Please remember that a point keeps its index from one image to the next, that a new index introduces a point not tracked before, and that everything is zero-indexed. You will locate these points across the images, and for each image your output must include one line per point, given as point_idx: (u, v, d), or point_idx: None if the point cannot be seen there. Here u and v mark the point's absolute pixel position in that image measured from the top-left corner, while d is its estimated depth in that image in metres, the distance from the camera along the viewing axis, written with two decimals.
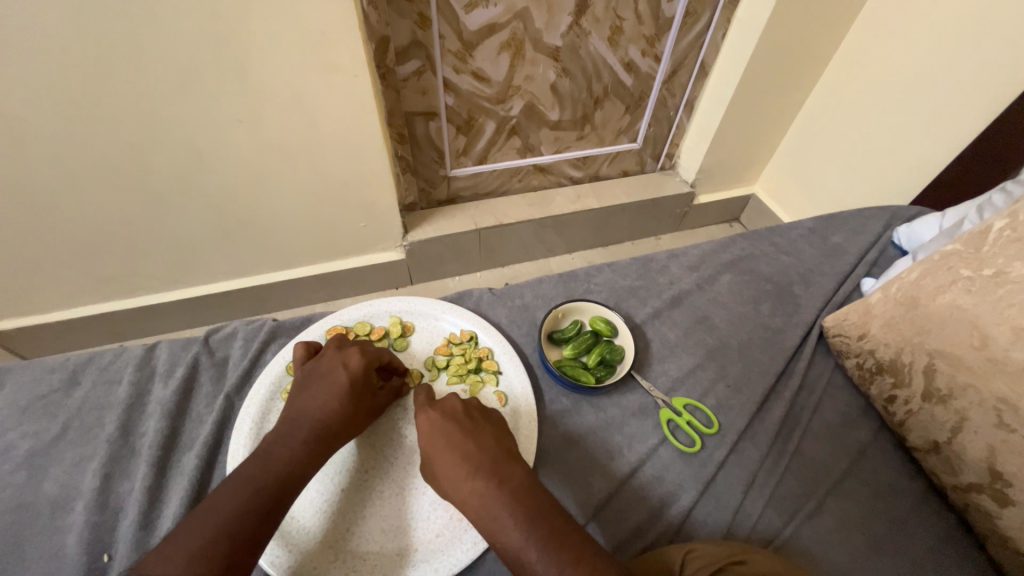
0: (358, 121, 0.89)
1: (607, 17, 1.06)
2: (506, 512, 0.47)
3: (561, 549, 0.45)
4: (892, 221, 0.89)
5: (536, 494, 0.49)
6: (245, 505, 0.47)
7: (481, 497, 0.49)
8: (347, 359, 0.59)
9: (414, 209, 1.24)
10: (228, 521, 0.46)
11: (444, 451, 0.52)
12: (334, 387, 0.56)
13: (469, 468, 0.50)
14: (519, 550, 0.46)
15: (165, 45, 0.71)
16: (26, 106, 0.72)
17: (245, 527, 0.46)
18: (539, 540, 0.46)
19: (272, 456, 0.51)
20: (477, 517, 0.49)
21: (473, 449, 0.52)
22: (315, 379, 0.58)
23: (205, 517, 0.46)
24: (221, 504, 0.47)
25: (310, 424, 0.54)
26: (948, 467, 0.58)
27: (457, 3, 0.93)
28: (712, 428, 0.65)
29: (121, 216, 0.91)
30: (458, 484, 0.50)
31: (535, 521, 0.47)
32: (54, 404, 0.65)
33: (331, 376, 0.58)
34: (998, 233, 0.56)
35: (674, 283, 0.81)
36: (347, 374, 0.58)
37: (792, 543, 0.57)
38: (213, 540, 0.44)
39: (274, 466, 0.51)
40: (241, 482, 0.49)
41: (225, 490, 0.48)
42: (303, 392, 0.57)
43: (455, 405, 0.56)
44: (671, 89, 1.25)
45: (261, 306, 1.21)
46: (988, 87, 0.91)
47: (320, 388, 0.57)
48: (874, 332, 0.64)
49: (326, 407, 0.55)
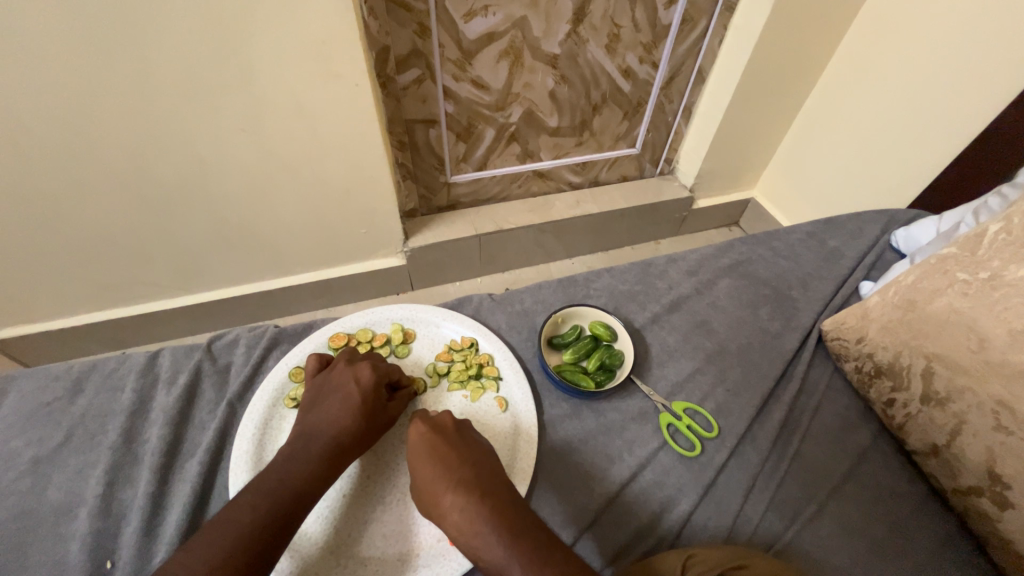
0: (358, 129, 0.90)
1: (604, 25, 1.07)
2: (488, 528, 0.48)
3: (547, 567, 0.45)
4: (890, 224, 0.90)
5: (520, 511, 0.50)
6: (265, 516, 0.49)
7: (461, 511, 0.49)
8: (358, 374, 0.60)
9: (414, 215, 1.25)
10: (248, 531, 0.47)
11: (425, 464, 0.52)
12: (347, 402, 0.57)
13: (451, 480, 0.51)
14: (501, 565, 0.46)
15: (170, 57, 0.72)
16: (32, 115, 0.73)
17: (258, 540, 0.47)
18: (522, 558, 0.46)
19: (286, 468, 0.52)
20: (458, 532, 0.49)
21: (455, 462, 0.52)
22: (328, 393, 0.59)
23: (227, 526, 0.47)
24: (238, 515, 0.48)
25: (324, 440, 0.55)
26: (947, 470, 0.58)
27: (456, 12, 0.94)
28: (712, 431, 0.65)
29: (123, 224, 0.92)
30: (439, 497, 0.50)
31: (519, 538, 0.47)
32: (57, 412, 0.65)
33: (344, 391, 0.58)
34: (994, 236, 0.56)
35: (673, 287, 0.82)
36: (359, 389, 0.58)
37: (793, 548, 0.57)
38: (229, 553, 0.46)
39: (291, 479, 0.52)
40: (260, 493, 0.50)
41: (240, 503, 0.50)
42: (316, 407, 0.58)
43: (447, 421, 0.56)
44: (669, 94, 1.26)
45: (262, 312, 1.21)
46: (983, 90, 0.92)
47: (334, 403, 0.57)
48: (873, 335, 0.65)
49: (339, 422, 0.56)
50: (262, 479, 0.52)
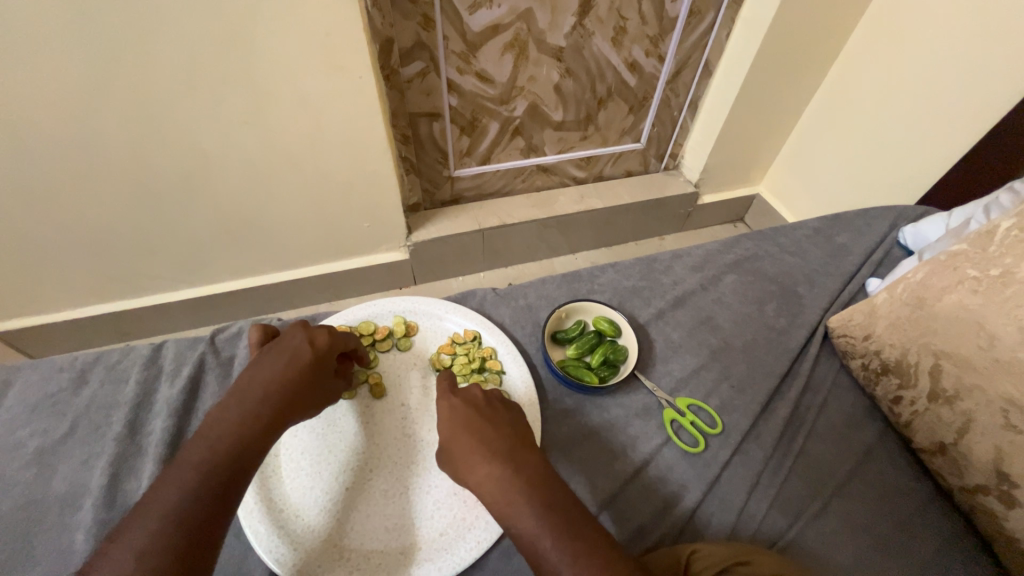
0: (362, 121, 0.90)
1: (610, 17, 1.06)
2: (520, 498, 0.47)
3: (576, 540, 0.45)
4: (898, 221, 0.89)
5: (552, 483, 0.49)
6: (193, 489, 0.45)
7: (496, 481, 0.49)
8: (313, 335, 0.57)
9: (417, 209, 1.24)
10: (172, 508, 0.44)
11: (461, 437, 0.52)
12: (294, 361, 0.54)
13: (487, 451, 0.50)
14: (532, 536, 0.46)
15: (171, 48, 0.72)
16: (31, 105, 0.73)
17: (188, 516, 0.44)
18: (552, 529, 0.45)
19: (215, 435, 0.49)
20: (492, 501, 0.48)
21: (491, 434, 0.52)
22: (274, 350, 0.55)
23: (151, 506, 0.44)
24: (163, 496, 0.45)
25: (262, 395, 0.51)
26: (954, 468, 0.57)
27: (461, 4, 0.93)
28: (716, 428, 0.65)
29: (124, 216, 0.92)
30: (475, 467, 0.50)
31: (549, 509, 0.46)
32: (62, 403, 0.65)
33: (293, 349, 0.55)
34: (1005, 234, 0.56)
35: (678, 283, 0.81)
36: (312, 350, 0.55)
37: (797, 545, 0.57)
38: (159, 533, 0.43)
39: (222, 448, 0.48)
40: (187, 467, 0.46)
41: (169, 480, 0.46)
42: (258, 362, 0.54)
43: (477, 395, 0.56)
44: (675, 88, 1.24)
45: (266, 305, 1.21)
46: (996, 86, 0.91)
47: (277, 360, 0.54)
48: (880, 332, 0.64)
49: (281, 379, 0.52)
50: (191, 450, 0.48)
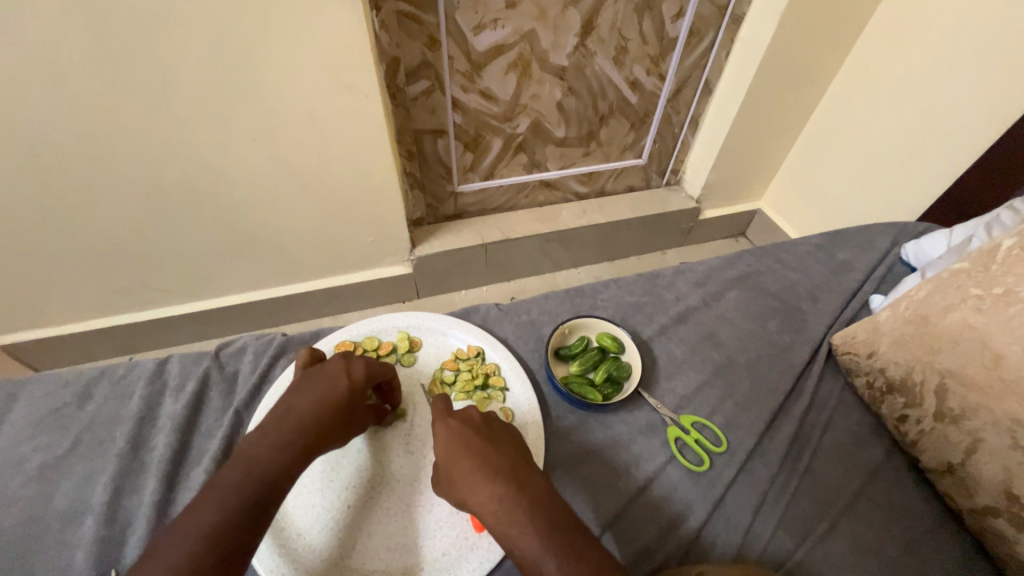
0: (368, 139, 0.91)
1: (612, 38, 1.08)
2: (524, 519, 0.47)
3: (581, 561, 0.45)
4: (899, 237, 0.89)
5: (554, 503, 0.49)
6: (231, 511, 0.46)
7: (500, 501, 0.48)
8: (352, 366, 0.56)
9: (421, 224, 1.25)
10: (209, 529, 0.44)
11: (460, 458, 0.51)
12: (331, 393, 0.53)
13: (489, 471, 0.50)
14: (537, 558, 0.45)
15: (184, 68, 0.73)
16: (44, 122, 0.74)
17: (224, 539, 0.44)
18: (557, 551, 0.45)
19: (252, 457, 0.49)
20: (494, 522, 0.48)
21: (492, 455, 0.51)
22: (314, 379, 0.54)
23: (191, 525, 0.44)
24: (201, 516, 0.45)
25: (297, 425, 0.51)
26: (962, 489, 0.57)
27: (466, 25, 0.95)
28: (720, 446, 0.64)
29: (131, 230, 0.93)
30: (476, 488, 0.49)
31: (554, 530, 0.46)
32: (66, 418, 0.65)
33: (332, 380, 0.54)
34: (1007, 252, 0.56)
35: (681, 299, 0.81)
36: (348, 382, 0.54)
37: (804, 566, 0.56)
38: (196, 555, 0.43)
39: (256, 470, 0.48)
40: (223, 489, 0.47)
41: (206, 500, 0.46)
42: (298, 390, 0.54)
43: (475, 415, 0.55)
44: (676, 106, 1.26)
45: (269, 319, 1.21)
46: (994, 105, 0.92)
47: (316, 390, 0.53)
48: (884, 350, 0.64)
49: (317, 410, 0.52)
50: (227, 470, 0.48)
